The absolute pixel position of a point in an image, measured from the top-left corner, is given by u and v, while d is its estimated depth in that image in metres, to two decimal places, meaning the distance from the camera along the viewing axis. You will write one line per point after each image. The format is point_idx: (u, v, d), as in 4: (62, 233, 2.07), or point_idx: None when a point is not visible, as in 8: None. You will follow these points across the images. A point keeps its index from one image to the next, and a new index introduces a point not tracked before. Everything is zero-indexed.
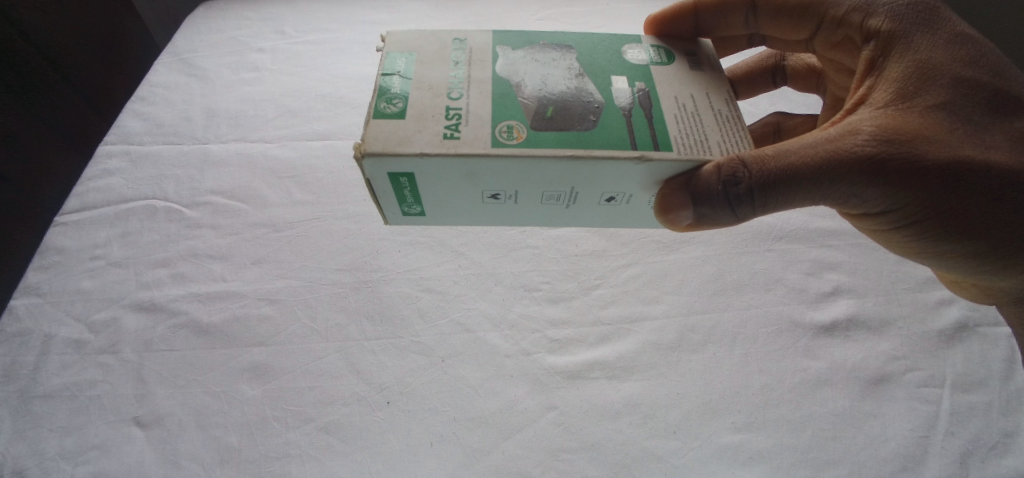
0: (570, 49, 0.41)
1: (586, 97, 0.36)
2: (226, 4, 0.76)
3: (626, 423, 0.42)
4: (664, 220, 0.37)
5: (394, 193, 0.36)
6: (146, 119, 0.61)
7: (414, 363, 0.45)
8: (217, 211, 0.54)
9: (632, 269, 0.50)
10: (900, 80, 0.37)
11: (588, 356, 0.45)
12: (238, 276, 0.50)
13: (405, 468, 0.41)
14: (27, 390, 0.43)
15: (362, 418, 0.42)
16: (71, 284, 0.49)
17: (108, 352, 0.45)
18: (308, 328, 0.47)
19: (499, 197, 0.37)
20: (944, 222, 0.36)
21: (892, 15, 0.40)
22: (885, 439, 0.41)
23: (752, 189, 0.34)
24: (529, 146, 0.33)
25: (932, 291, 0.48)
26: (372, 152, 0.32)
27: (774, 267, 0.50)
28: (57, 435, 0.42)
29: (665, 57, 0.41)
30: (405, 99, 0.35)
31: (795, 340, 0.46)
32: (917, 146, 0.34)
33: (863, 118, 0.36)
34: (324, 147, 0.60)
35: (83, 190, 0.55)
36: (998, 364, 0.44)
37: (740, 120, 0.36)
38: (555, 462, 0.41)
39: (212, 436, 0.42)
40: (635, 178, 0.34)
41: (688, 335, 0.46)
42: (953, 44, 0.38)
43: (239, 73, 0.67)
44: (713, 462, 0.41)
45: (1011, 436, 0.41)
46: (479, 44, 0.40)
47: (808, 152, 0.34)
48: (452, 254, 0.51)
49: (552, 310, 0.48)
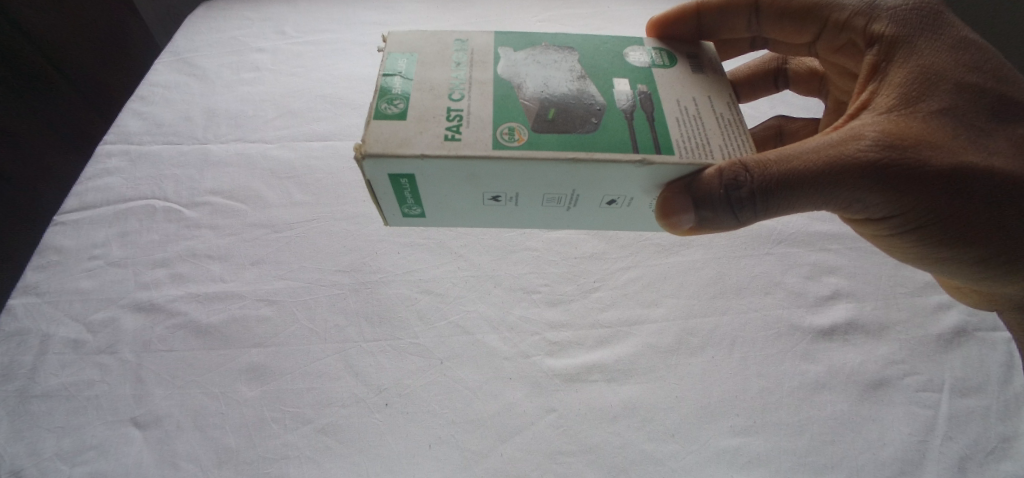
0: (572, 51, 0.41)
1: (587, 99, 0.36)
2: (226, 5, 0.75)
3: (624, 425, 0.42)
4: (665, 223, 0.37)
5: (394, 194, 0.36)
6: (145, 119, 0.61)
7: (413, 365, 0.45)
8: (217, 211, 0.54)
9: (631, 272, 0.50)
10: (903, 85, 0.37)
11: (587, 359, 0.45)
12: (237, 277, 0.49)
13: (403, 470, 0.40)
14: (25, 389, 0.43)
15: (360, 420, 0.42)
16: (70, 284, 0.49)
17: (106, 352, 0.45)
18: (306, 329, 0.46)
19: (500, 199, 0.37)
20: (946, 228, 0.36)
21: (895, 19, 0.39)
22: (884, 444, 0.41)
23: (753, 193, 0.34)
24: (530, 149, 0.32)
25: (931, 295, 0.48)
26: (372, 154, 0.32)
27: (773, 271, 0.50)
28: (54, 436, 0.41)
29: (666, 60, 0.40)
30: (406, 100, 0.35)
31: (794, 344, 0.46)
32: (920, 152, 0.34)
33: (864, 123, 0.35)
34: (324, 148, 0.60)
35: (82, 190, 0.55)
36: (995, 368, 0.44)
37: (741, 124, 0.36)
38: (553, 464, 0.41)
39: (210, 437, 0.42)
40: (636, 181, 0.34)
41: (688, 338, 0.46)
42: (956, 49, 0.38)
43: (239, 73, 0.66)
44: (711, 465, 0.41)
45: (1009, 440, 0.41)
46: (480, 45, 0.40)
47: (810, 157, 0.34)
48: (451, 256, 0.51)
49: (551, 312, 0.48)
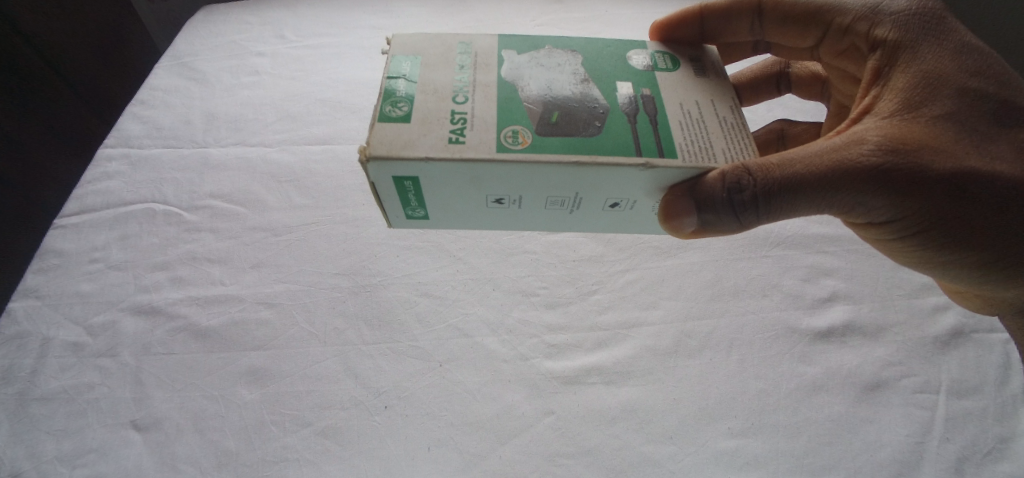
0: (576, 54, 0.41)
1: (591, 102, 0.36)
2: (227, 9, 0.76)
3: (623, 428, 0.42)
4: (668, 227, 0.37)
5: (398, 197, 0.36)
6: (146, 123, 0.61)
7: (412, 367, 0.45)
8: (216, 215, 0.54)
9: (630, 274, 0.50)
10: (906, 90, 0.37)
11: (586, 361, 0.45)
12: (237, 280, 0.49)
13: (403, 471, 0.40)
14: (25, 392, 0.43)
15: (359, 423, 0.42)
16: (70, 288, 0.48)
17: (107, 356, 0.45)
18: (306, 332, 0.46)
19: (503, 201, 0.36)
20: (948, 232, 0.36)
21: (898, 24, 0.40)
22: (881, 445, 0.41)
23: (756, 196, 0.34)
24: (534, 152, 0.32)
25: (928, 297, 0.48)
26: (377, 156, 0.32)
27: (771, 273, 0.50)
28: (54, 439, 0.41)
29: (670, 64, 0.41)
30: (410, 102, 0.35)
31: (793, 347, 0.46)
32: (923, 156, 0.34)
33: (868, 127, 0.36)
34: (324, 151, 0.59)
35: (82, 193, 0.54)
36: (993, 370, 0.44)
37: (745, 128, 0.36)
38: (551, 467, 0.41)
39: (210, 440, 0.41)
40: (640, 184, 0.34)
41: (686, 341, 0.46)
42: (959, 54, 0.38)
43: (239, 77, 0.66)
44: (709, 467, 0.41)
45: (1006, 440, 0.41)
46: (484, 48, 0.40)
47: (813, 161, 0.34)
48: (451, 259, 0.51)
49: (550, 315, 0.48)
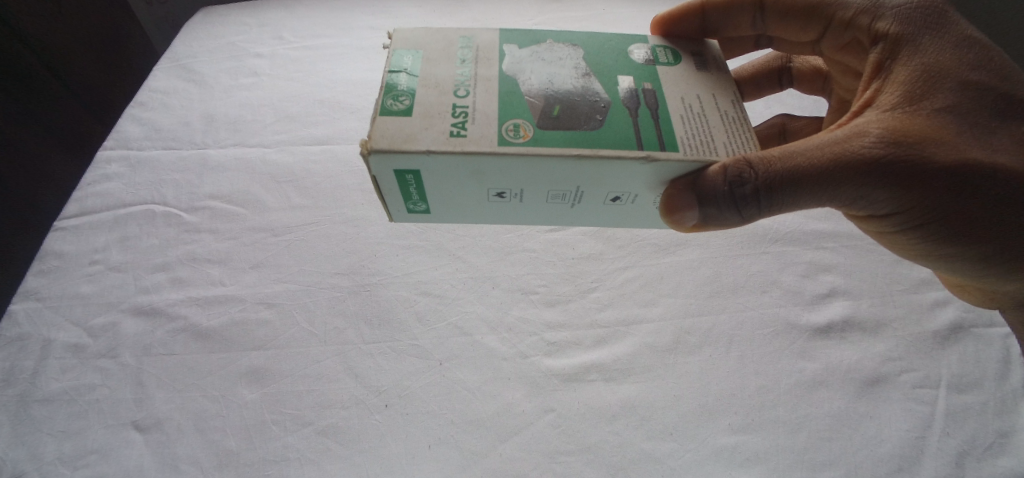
0: (577, 48, 0.41)
1: (592, 96, 0.36)
2: (225, 11, 0.76)
3: (621, 425, 0.42)
4: (669, 221, 0.37)
5: (399, 191, 0.36)
6: (145, 125, 0.61)
7: (412, 366, 0.45)
8: (216, 216, 0.54)
9: (629, 272, 0.50)
10: (907, 83, 0.37)
11: (584, 359, 0.45)
12: (236, 280, 0.49)
13: (403, 470, 0.40)
14: (26, 394, 0.43)
15: (359, 421, 0.42)
16: (70, 290, 0.48)
17: (107, 357, 0.45)
18: (306, 331, 0.46)
19: (504, 195, 0.37)
20: (948, 225, 0.36)
21: (900, 18, 0.40)
22: (881, 441, 0.41)
23: (757, 190, 0.34)
24: (535, 145, 0.32)
25: (927, 292, 0.48)
26: (378, 149, 0.32)
27: (770, 270, 0.50)
28: (56, 440, 0.41)
29: (671, 58, 0.41)
30: (412, 96, 0.35)
31: (792, 342, 0.46)
32: (925, 149, 0.34)
33: (869, 120, 0.36)
34: (322, 151, 0.59)
35: (82, 195, 0.54)
36: (992, 364, 0.44)
37: (746, 121, 0.36)
38: (552, 464, 0.41)
39: (211, 440, 0.41)
40: (641, 178, 0.34)
41: (684, 338, 0.46)
42: (960, 48, 0.38)
43: (237, 79, 0.66)
44: (710, 463, 0.41)
45: (1006, 436, 0.41)
46: (486, 42, 0.40)
47: (814, 154, 0.34)
48: (450, 258, 0.51)
49: (549, 313, 0.48)
